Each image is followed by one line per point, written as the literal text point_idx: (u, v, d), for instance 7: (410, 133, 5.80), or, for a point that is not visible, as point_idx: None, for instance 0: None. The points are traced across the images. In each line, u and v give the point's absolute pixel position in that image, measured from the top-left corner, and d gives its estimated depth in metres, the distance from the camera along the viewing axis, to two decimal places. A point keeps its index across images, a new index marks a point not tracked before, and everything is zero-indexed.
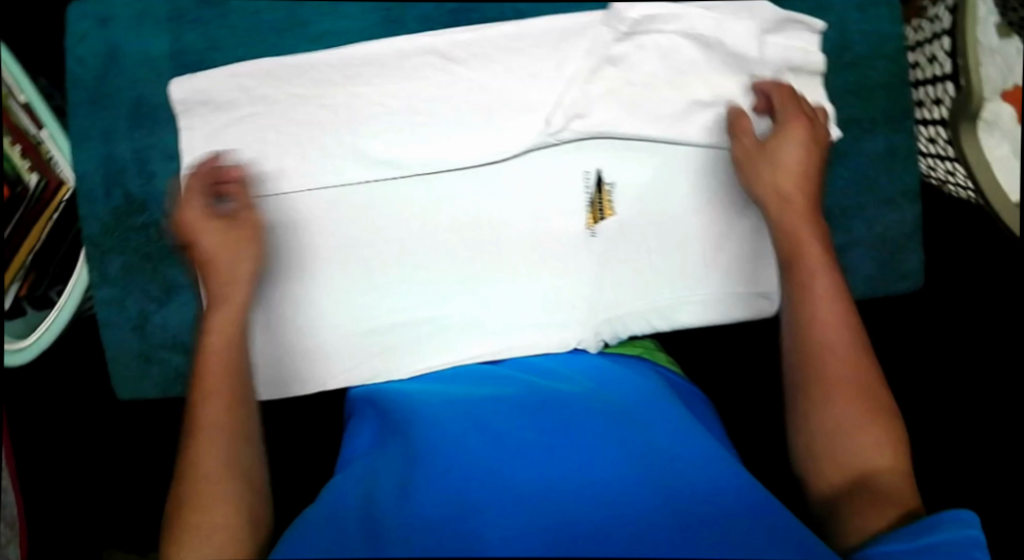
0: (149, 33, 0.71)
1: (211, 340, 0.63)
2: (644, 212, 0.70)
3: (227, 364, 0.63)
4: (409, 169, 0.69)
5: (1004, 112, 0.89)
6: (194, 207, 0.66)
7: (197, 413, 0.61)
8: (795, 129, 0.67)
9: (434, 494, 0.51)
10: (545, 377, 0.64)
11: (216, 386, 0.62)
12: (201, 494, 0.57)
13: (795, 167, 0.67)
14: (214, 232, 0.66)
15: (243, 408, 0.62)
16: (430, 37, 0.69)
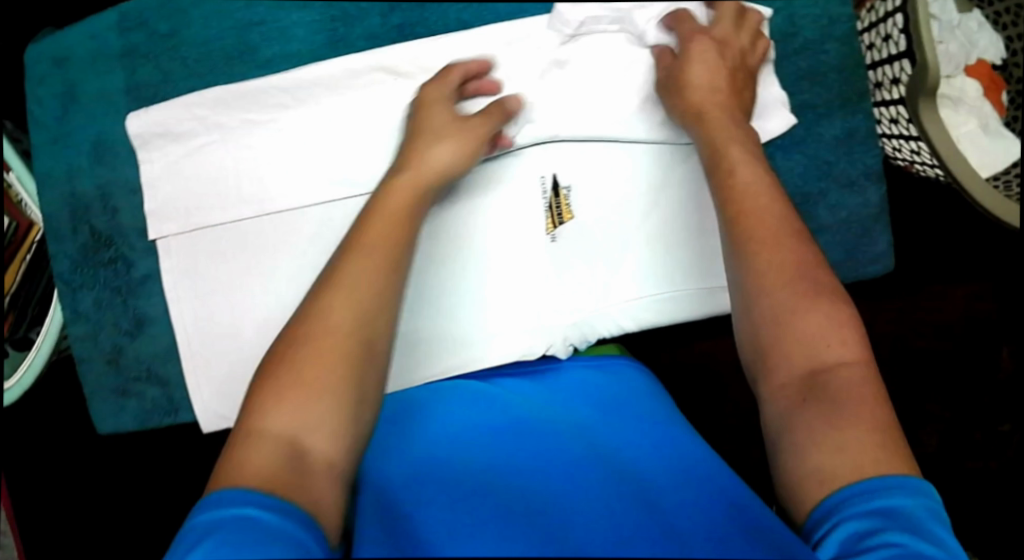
0: (104, 70, 0.71)
1: (375, 214, 0.59)
2: (604, 212, 0.70)
3: (392, 241, 0.58)
4: (365, 187, 0.70)
5: (969, 87, 0.88)
6: (434, 89, 0.66)
7: (344, 269, 0.56)
8: (697, 45, 0.67)
9: (440, 509, 0.48)
10: (524, 396, 0.63)
11: (367, 253, 0.57)
12: (297, 361, 0.52)
13: (705, 83, 0.66)
14: (439, 113, 0.66)
15: (390, 294, 0.56)
16: (377, 55, 0.69)
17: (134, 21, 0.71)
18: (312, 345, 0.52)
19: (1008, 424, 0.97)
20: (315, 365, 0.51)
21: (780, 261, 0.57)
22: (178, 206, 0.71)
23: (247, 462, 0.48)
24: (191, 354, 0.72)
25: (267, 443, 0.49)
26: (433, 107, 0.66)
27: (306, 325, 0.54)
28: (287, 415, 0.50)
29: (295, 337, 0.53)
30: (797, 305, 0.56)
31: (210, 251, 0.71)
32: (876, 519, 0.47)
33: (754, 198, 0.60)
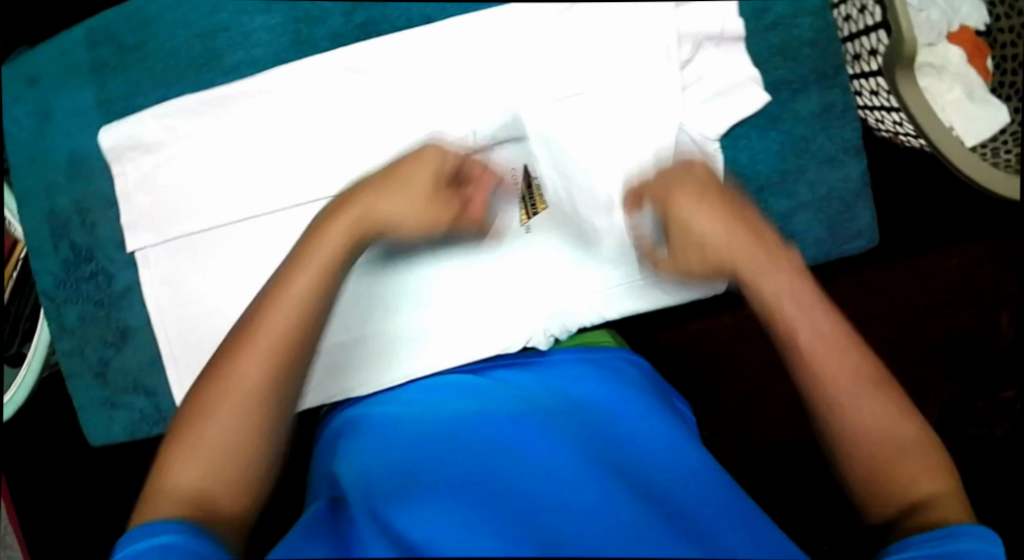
0: (75, 86, 0.72)
1: (307, 258, 0.57)
2: (582, 201, 0.69)
3: (311, 289, 0.56)
4: (336, 188, 0.69)
5: (951, 54, 0.86)
6: (430, 156, 0.62)
7: (252, 325, 0.55)
8: (681, 200, 0.60)
9: (420, 503, 0.46)
10: (522, 391, 0.62)
11: (276, 302, 0.56)
12: (223, 399, 0.53)
13: (716, 243, 0.60)
14: (421, 179, 0.61)
15: (316, 316, 0.56)
16: (341, 55, 0.69)
17: (102, 35, 0.71)
18: (240, 380, 0.54)
19: (1011, 391, 0.97)
20: (233, 412, 0.53)
21: (820, 333, 0.57)
22: (152, 218, 0.71)
23: (180, 478, 0.51)
24: (179, 362, 0.72)
25: (187, 482, 0.51)
26: (425, 155, 0.62)
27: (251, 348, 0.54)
28: (195, 465, 0.52)
29: (240, 369, 0.54)
30: (843, 376, 0.56)
31: (186, 259, 0.71)
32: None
33: (728, 254, 0.60)
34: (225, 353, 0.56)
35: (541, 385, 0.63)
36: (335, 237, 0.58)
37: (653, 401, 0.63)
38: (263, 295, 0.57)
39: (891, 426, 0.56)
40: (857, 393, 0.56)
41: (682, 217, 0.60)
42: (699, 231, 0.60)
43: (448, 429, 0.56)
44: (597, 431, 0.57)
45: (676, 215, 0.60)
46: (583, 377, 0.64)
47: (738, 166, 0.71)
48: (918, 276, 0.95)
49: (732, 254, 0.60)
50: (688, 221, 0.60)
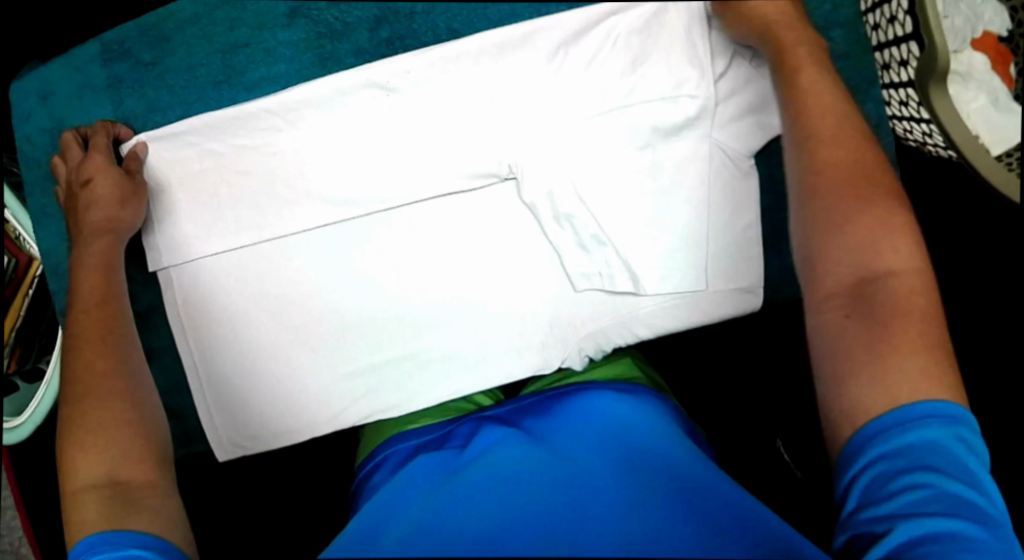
0: (91, 103, 0.70)
1: (80, 295, 0.62)
2: (614, 218, 0.68)
3: (106, 309, 0.62)
4: (365, 208, 0.69)
5: (976, 62, 0.86)
6: (96, 157, 0.67)
7: (73, 367, 0.59)
8: (793, 37, 0.61)
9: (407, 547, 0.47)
10: (561, 417, 0.61)
11: (79, 342, 0.60)
12: (106, 442, 0.55)
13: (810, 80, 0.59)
14: (109, 183, 0.66)
15: (121, 354, 0.60)
16: (368, 71, 0.67)
17: (118, 50, 0.69)
18: (107, 442, 0.55)
19: None
20: (122, 457, 0.55)
21: (856, 189, 0.55)
22: (172, 238, 0.69)
23: (83, 516, 0.52)
24: (203, 388, 0.71)
25: (92, 507, 0.52)
26: (90, 160, 0.66)
27: (106, 401, 0.57)
28: (108, 488, 0.53)
29: (102, 420, 0.56)
30: (856, 230, 0.53)
31: (210, 283, 0.70)
32: (902, 460, 0.47)
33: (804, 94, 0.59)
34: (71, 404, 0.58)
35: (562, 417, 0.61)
36: (88, 284, 0.63)
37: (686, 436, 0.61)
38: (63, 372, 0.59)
39: (909, 311, 0.51)
40: (867, 258, 0.53)
41: (783, 41, 0.61)
42: (793, 71, 0.60)
43: (463, 485, 0.54)
44: (614, 462, 0.55)
45: (788, 44, 0.61)
46: (608, 409, 0.61)
47: (774, 182, 0.70)
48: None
49: (809, 88, 0.59)
50: (794, 65, 0.60)
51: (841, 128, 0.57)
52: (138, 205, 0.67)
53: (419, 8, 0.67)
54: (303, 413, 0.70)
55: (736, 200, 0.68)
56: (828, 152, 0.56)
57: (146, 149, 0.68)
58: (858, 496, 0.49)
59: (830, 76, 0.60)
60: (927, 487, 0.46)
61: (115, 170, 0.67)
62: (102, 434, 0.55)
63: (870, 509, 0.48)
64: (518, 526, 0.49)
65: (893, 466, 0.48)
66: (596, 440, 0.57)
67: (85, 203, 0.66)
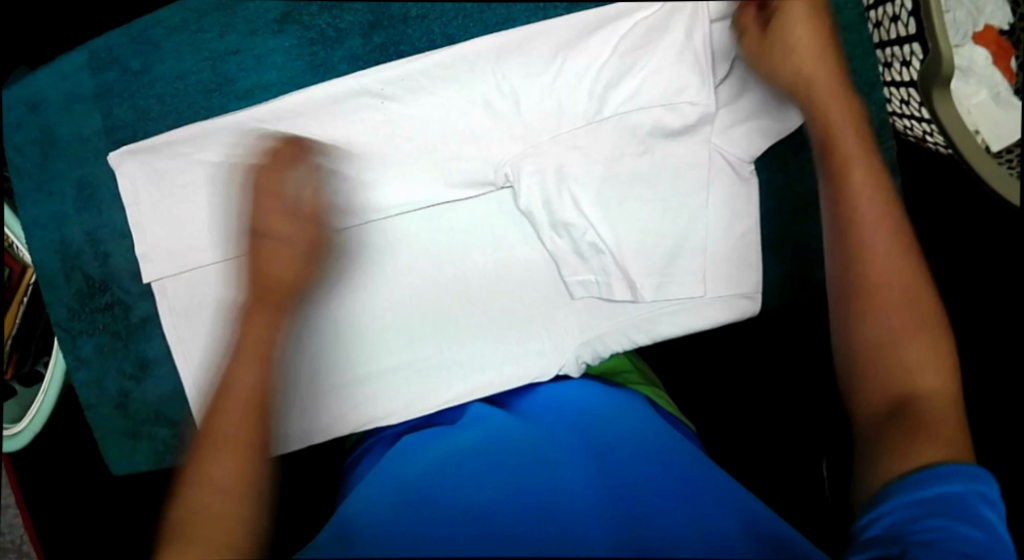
0: (80, 113, 0.69)
1: (254, 331, 0.61)
2: (614, 224, 0.67)
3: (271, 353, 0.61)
4: (360, 217, 0.68)
5: (977, 56, 0.85)
6: (280, 226, 0.62)
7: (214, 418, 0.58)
8: (800, 47, 0.62)
9: (399, 521, 0.49)
10: (554, 406, 0.63)
11: (238, 389, 0.59)
12: (207, 501, 0.54)
13: (823, 100, 0.62)
14: (286, 263, 0.62)
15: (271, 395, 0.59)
16: (362, 78, 0.66)
17: (106, 58, 0.68)
18: (207, 506, 0.54)
19: None
20: (216, 522, 0.53)
21: (897, 303, 0.58)
22: (168, 248, 0.69)
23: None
24: (199, 395, 0.70)
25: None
26: (285, 226, 0.62)
27: (197, 467, 0.56)
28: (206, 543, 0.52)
29: (197, 479, 0.55)
30: (910, 349, 0.57)
31: (206, 291, 0.69)
32: (920, 507, 0.49)
33: (822, 126, 0.62)
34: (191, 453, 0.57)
35: (558, 406, 0.63)
36: (277, 333, 0.62)
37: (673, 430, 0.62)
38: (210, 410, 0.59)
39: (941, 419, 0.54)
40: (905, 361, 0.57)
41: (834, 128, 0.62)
42: (842, 170, 0.61)
43: (470, 455, 0.56)
44: (613, 458, 0.57)
45: (835, 131, 0.62)
46: (602, 401, 0.63)
47: (773, 187, 0.70)
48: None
49: (855, 197, 0.60)
50: (840, 156, 0.61)
51: (876, 208, 0.60)
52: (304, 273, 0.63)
53: (413, 14, 0.67)
54: (301, 421, 0.68)
55: (737, 203, 0.68)
56: (879, 267, 0.59)
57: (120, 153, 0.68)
58: (881, 527, 0.50)
59: (880, 179, 0.61)
60: (942, 529, 0.48)
61: (298, 246, 0.62)
62: (196, 498, 0.55)
63: (889, 537, 0.49)
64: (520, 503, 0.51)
65: (916, 510, 0.49)
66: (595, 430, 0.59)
67: (266, 278, 0.62)
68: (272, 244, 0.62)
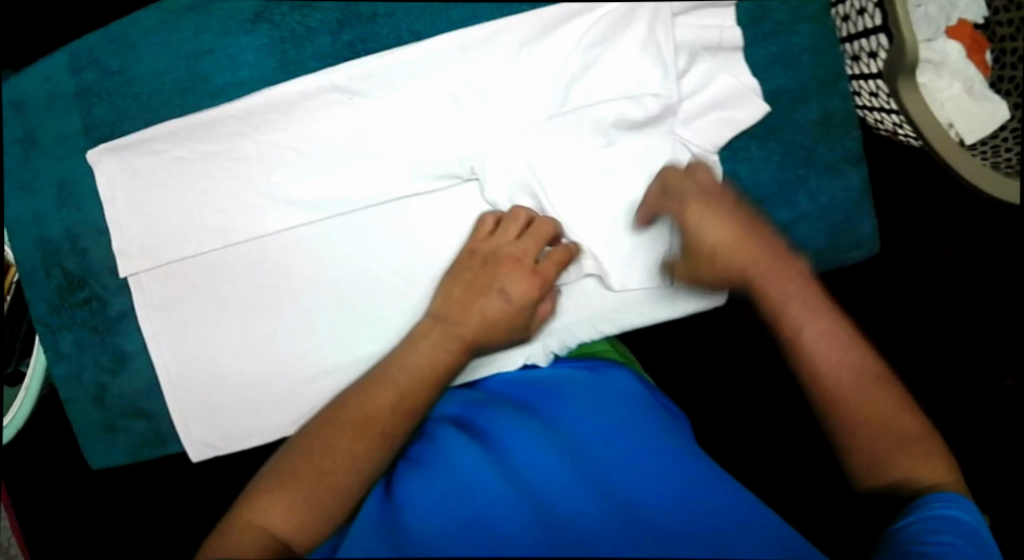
0: (60, 111, 0.70)
1: (479, 307, 0.63)
2: (581, 217, 0.68)
3: (482, 332, 0.63)
4: (330, 212, 0.69)
5: (951, 50, 0.85)
6: (508, 268, 0.64)
7: (414, 370, 0.60)
8: (703, 217, 0.62)
9: (419, 511, 0.50)
10: (541, 392, 0.64)
11: (439, 351, 0.61)
12: (322, 453, 0.55)
13: (725, 241, 0.62)
14: (496, 310, 0.63)
15: (447, 369, 0.61)
16: (329, 76, 0.67)
17: (86, 59, 0.69)
18: (317, 456, 0.55)
19: (1012, 378, 0.96)
20: (339, 461, 0.55)
21: (857, 395, 0.58)
22: (143, 245, 0.70)
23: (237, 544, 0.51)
24: (176, 389, 0.72)
25: (252, 537, 0.52)
26: (500, 267, 0.64)
27: (344, 417, 0.57)
28: (286, 511, 0.53)
29: (294, 452, 0.56)
30: (859, 423, 0.58)
31: (180, 287, 0.71)
32: (938, 521, 0.52)
33: (735, 259, 0.62)
34: (366, 385, 0.59)
35: (541, 384, 0.65)
36: (492, 312, 0.63)
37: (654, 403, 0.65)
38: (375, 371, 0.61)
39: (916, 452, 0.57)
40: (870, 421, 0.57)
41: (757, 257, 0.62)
42: (780, 299, 0.61)
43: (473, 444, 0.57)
44: (602, 426, 0.59)
45: (761, 275, 0.61)
46: (590, 379, 0.65)
47: (738, 178, 0.69)
48: (915, 265, 0.97)
49: (801, 321, 0.60)
50: (773, 290, 0.61)
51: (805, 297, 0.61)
52: (495, 339, 0.64)
53: (381, 12, 0.67)
54: (278, 411, 0.71)
55: (694, 175, 0.67)
56: (834, 369, 0.59)
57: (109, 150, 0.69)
58: (900, 536, 0.53)
59: (814, 297, 0.61)
60: (952, 544, 0.51)
61: (524, 263, 0.65)
62: (307, 452, 0.56)
63: (902, 546, 0.52)
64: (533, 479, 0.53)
65: (932, 524, 0.52)
66: (582, 401, 0.62)
67: (455, 307, 0.63)
68: (494, 268, 0.64)
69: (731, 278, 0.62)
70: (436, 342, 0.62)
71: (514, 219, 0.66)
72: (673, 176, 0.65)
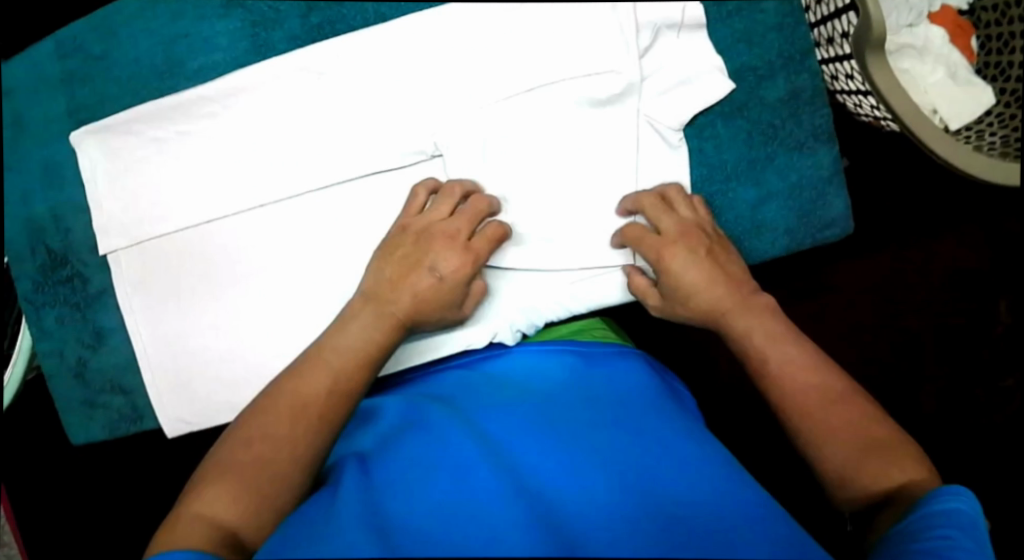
0: (46, 95, 0.73)
1: (410, 284, 0.63)
2: (549, 193, 0.69)
3: (414, 309, 0.63)
4: (301, 188, 0.70)
5: (933, 35, 0.84)
6: (445, 245, 0.64)
7: (342, 350, 0.61)
8: (674, 256, 0.64)
9: (420, 496, 0.49)
10: (535, 377, 0.62)
11: (368, 330, 0.62)
12: (262, 441, 0.56)
13: (700, 281, 0.63)
14: (429, 289, 0.63)
15: (379, 344, 0.62)
16: (300, 56, 0.69)
17: (71, 47, 0.72)
18: (256, 446, 0.56)
19: (1010, 379, 0.99)
20: (275, 447, 0.55)
21: (823, 412, 0.57)
22: (121, 222, 0.72)
23: (188, 534, 0.52)
24: (151, 365, 0.73)
25: (199, 526, 0.52)
26: (434, 242, 0.64)
27: (280, 404, 0.58)
28: (234, 499, 0.53)
29: (234, 442, 0.56)
30: (843, 436, 0.55)
31: (157, 264, 0.72)
32: (935, 517, 0.49)
33: (708, 299, 0.63)
34: (297, 370, 0.60)
35: (536, 366, 0.63)
36: (423, 287, 0.63)
37: (649, 378, 0.64)
38: (311, 353, 0.61)
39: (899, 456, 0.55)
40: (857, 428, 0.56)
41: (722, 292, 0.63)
42: (742, 334, 0.62)
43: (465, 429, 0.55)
44: (602, 412, 0.57)
45: (725, 312, 0.63)
46: (587, 363, 0.63)
47: (703, 155, 0.69)
48: (897, 255, 0.99)
49: (765, 350, 0.61)
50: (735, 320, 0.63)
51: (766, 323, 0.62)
52: (427, 318, 0.64)
53: None
54: (249, 387, 0.72)
55: (665, 184, 0.68)
56: (793, 389, 0.58)
57: (95, 130, 0.72)
58: (897, 537, 0.50)
59: (775, 329, 0.62)
60: (952, 539, 0.47)
61: (458, 241, 0.64)
62: (245, 440, 0.56)
63: (899, 547, 0.49)
64: (537, 466, 0.52)
65: (930, 521, 0.49)
66: (582, 388, 0.60)
67: (388, 284, 0.63)
68: (426, 245, 0.64)
69: (705, 311, 0.64)
70: (365, 321, 0.62)
71: (449, 194, 0.66)
72: (666, 193, 0.67)
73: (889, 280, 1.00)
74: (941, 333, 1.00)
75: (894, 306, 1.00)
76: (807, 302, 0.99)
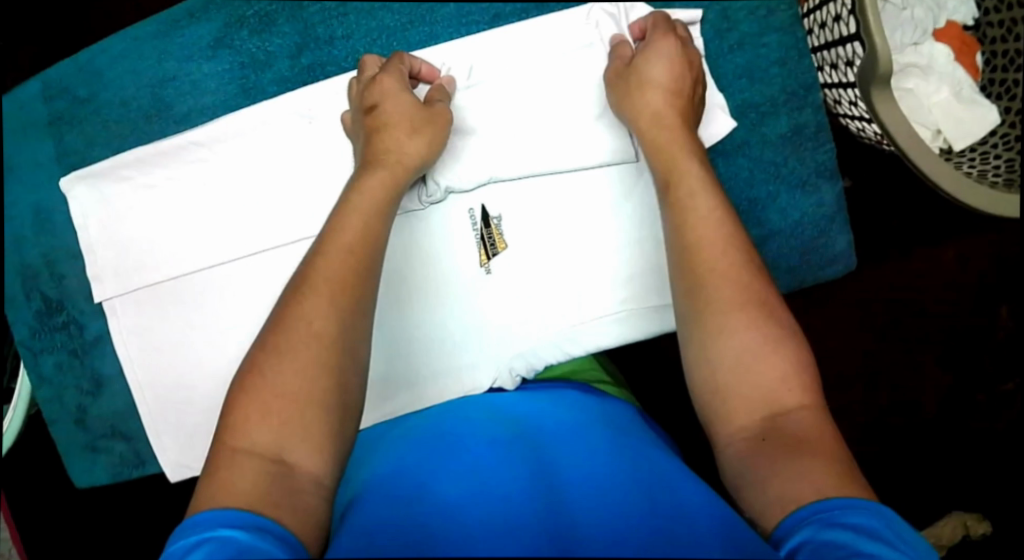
0: (35, 138, 0.72)
1: (388, 105, 0.64)
2: (547, 233, 0.69)
3: (400, 149, 0.63)
4: (294, 234, 0.69)
5: (938, 53, 0.82)
6: (388, 83, 0.64)
7: (335, 231, 0.59)
8: (662, 44, 0.64)
9: (435, 507, 0.48)
10: (529, 407, 0.62)
11: (356, 206, 0.60)
12: (278, 369, 0.51)
13: (666, 86, 0.63)
14: (398, 109, 0.64)
15: (376, 237, 0.59)
16: (291, 101, 0.69)
17: (57, 88, 0.71)
18: (273, 375, 0.51)
19: (1012, 382, 0.98)
20: (299, 370, 0.51)
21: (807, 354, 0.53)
22: (114, 270, 0.71)
23: (232, 480, 0.47)
24: (148, 411, 0.72)
25: (243, 464, 0.48)
26: (388, 101, 0.64)
27: (280, 333, 0.53)
28: (274, 430, 0.49)
29: (247, 381, 0.51)
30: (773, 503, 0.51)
31: (152, 309, 0.71)
32: (849, 532, 0.43)
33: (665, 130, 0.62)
34: (303, 269, 0.57)
35: (533, 399, 0.64)
36: (394, 94, 0.64)
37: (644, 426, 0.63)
38: (299, 274, 0.57)
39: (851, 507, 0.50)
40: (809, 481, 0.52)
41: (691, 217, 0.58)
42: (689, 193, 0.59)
43: (465, 448, 0.54)
44: (604, 433, 0.58)
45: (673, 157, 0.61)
46: (576, 399, 0.63)
47: None
48: (901, 269, 0.98)
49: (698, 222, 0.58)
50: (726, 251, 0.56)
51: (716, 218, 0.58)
52: (437, 138, 0.64)
53: (339, 35, 0.69)
54: None
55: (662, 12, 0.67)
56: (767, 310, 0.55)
57: (85, 175, 0.71)
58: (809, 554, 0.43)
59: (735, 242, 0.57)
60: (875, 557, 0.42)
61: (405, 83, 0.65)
62: (258, 375, 0.51)
63: None
64: (539, 475, 0.51)
65: (837, 535, 0.43)
66: (579, 410, 0.61)
67: (373, 146, 0.63)
68: (379, 92, 0.64)
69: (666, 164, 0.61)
70: (343, 202, 0.61)
71: (395, 61, 0.66)
72: (654, 23, 0.66)
73: (887, 288, 0.99)
74: (945, 347, 0.99)
75: (894, 314, 0.99)
76: (807, 315, 0.99)
